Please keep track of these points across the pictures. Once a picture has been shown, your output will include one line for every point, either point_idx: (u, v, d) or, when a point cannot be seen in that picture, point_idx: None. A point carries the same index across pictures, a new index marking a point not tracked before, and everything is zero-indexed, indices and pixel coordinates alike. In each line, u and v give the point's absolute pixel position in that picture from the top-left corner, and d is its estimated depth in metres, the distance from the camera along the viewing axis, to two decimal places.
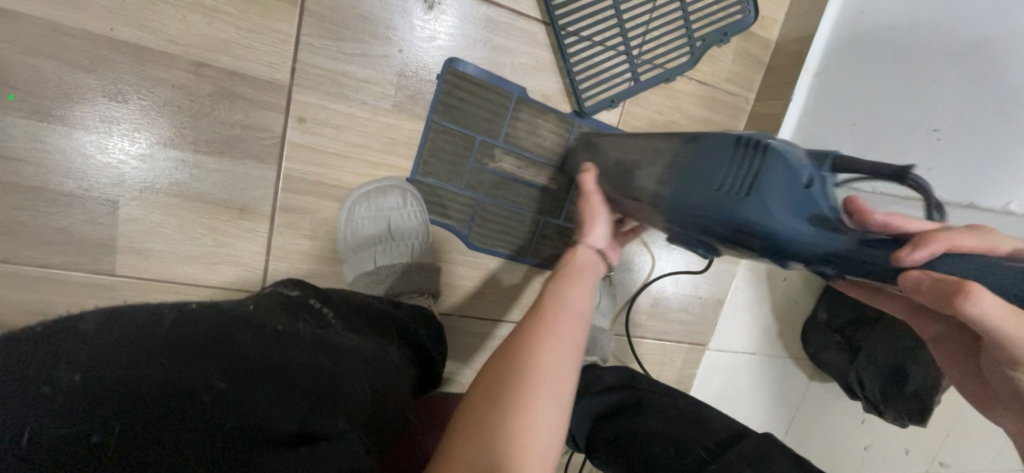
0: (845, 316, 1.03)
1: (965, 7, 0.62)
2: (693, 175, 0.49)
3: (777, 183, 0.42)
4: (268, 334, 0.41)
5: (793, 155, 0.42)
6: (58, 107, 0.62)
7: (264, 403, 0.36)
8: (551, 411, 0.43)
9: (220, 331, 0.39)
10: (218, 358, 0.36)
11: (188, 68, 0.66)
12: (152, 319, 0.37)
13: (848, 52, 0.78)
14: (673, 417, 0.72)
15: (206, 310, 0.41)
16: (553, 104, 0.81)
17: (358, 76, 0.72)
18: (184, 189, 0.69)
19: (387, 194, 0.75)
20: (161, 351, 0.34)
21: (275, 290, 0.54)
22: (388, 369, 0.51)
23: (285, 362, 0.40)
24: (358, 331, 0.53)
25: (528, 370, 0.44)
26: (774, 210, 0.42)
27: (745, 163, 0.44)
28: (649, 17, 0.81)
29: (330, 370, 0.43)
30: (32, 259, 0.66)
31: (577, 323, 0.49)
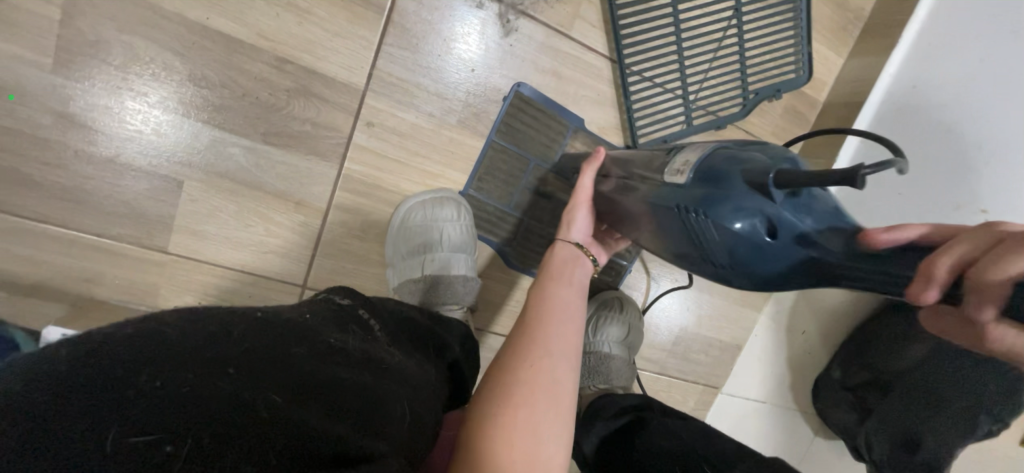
0: (860, 376, 1.04)
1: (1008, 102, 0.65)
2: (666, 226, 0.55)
3: (746, 242, 0.47)
4: (321, 349, 0.42)
5: (731, 210, 0.47)
6: (141, 84, 0.64)
7: (312, 420, 0.35)
8: (550, 421, 0.46)
9: (282, 344, 0.40)
10: (274, 371, 0.37)
11: (272, 62, 0.68)
12: (223, 327, 0.38)
13: (897, 123, 0.81)
14: (683, 438, 0.68)
15: (268, 323, 0.41)
16: (607, 136, 0.84)
17: (428, 89, 0.74)
18: (247, 177, 0.70)
19: (443, 206, 0.75)
20: (229, 362, 0.36)
21: (327, 297, 0.53)
22: (429, 392, 0.49)
23: (331, 380, 0.39)
24: (401, 349, 0.53)
25: (523, 380, 0.48)
26: (762, 268, 0.48)
27: (701, 232, 0.50)
28: (708, 66, 0.84)
29: (375, 389, 0.42)
30: (92, 227, 0.67)
31: (573, 320, 0.55)
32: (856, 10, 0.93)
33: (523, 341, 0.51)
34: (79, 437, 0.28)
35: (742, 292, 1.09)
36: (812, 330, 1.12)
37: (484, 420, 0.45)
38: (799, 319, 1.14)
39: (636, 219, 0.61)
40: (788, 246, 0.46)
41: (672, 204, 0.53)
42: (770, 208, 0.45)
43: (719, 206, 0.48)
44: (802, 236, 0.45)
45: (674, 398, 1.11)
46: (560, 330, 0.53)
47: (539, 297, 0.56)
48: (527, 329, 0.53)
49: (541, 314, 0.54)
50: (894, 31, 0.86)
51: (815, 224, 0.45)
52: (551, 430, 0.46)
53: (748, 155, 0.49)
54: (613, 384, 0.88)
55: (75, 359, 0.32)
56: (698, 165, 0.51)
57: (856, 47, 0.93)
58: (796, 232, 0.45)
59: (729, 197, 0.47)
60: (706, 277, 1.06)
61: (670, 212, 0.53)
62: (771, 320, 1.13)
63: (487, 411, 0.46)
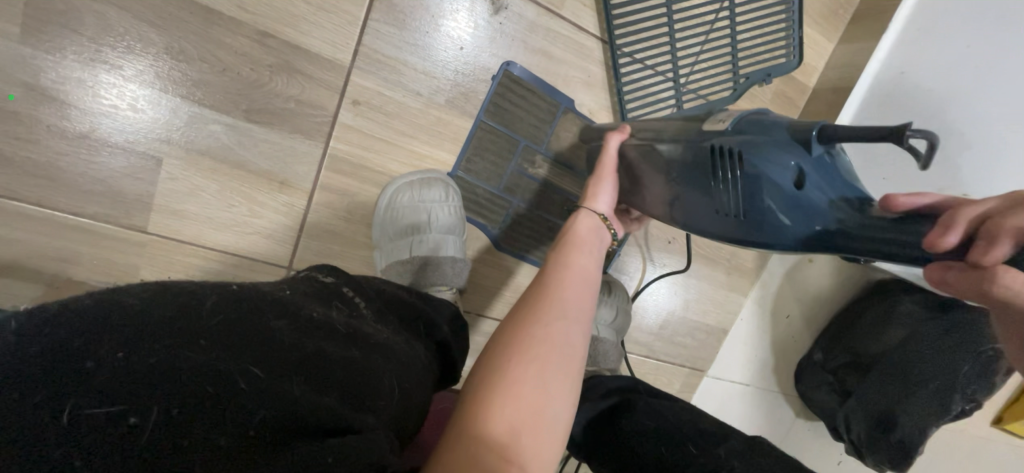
0: (839, 358, 1.07)
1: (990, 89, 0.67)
2: (692, 177, 0.56)
3: (768, 185, 0.49)
4: (305, 322, 0.40)
5: (769, 162, 0.48)
6: (116, 57, 0.62)
7: (296, 392, 0.34)
8: (557, 382, 0.45)
9: (261, 316, 0.37)
10: (251, 345, 0.35)
11: (254, 36, 0.65)
12: (195, 298, 0.35)
13: (884, 108, 0.80)
14: (669, 417, 0.69)
15: (248, 295, 0.39)
16: (597, 119, 0.83)
17: (415, 67, 0.72)
18: (230, 155, 0.69)
19: (431, 187, 0.74)
20: (201, 334, 0.33)
21: (309, 274, 0.52)
22: (417, 369, 0.48)
23: (317, 352, 0.38)
24: (386, 325, 0.51)
25: (530, 341, 0.46)
26: (781, 215, 0.49)
27: (735, 180, 0.51)
28: (699, 49, 0.84)
29: (362, 363, 0.40)
30: (67, 206, 0.65)
31: (583, 289, 0.53)
32: None
33: (535, 302, 0.50)
34: (35, 406, 0.27)
35: (728, 276, 1.10)
36: (795, 314, 1.15)
37: (490, 381, 0.44)
38: (783, 304, 1.15)
39: (654, 181, 0.62)
40: (808, 203, 0.48)
41: (704, 152, 0.54)
42: (802, 162, 0.47)
43: (760, 150, 0.49)
44: (821, 196, 0.47)
45: (660, 381, 1.12)
46: (565, 292, 0.51)
47: (556, 265, 0.54)
48: (542, 292, 0.51)
49: (556, 274, 0.53)
50: (885, 16, 0.86)
51: (834, 191, 0.47)
52: (558, 393, 0.45)
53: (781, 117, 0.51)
54: (600, 366, 0.88)
55: (26, 332, 0.29)
56: (738, 120, 0.53)
57: (847, 32, 0.93)
58: (816, 192, 0.47)
59: (769, 143, 0.49)
60: (694, 262, 1.07)
61: (702, 158, 0.54)
62: (756, 305, 1.14)
63: (494, 372, 0.44)
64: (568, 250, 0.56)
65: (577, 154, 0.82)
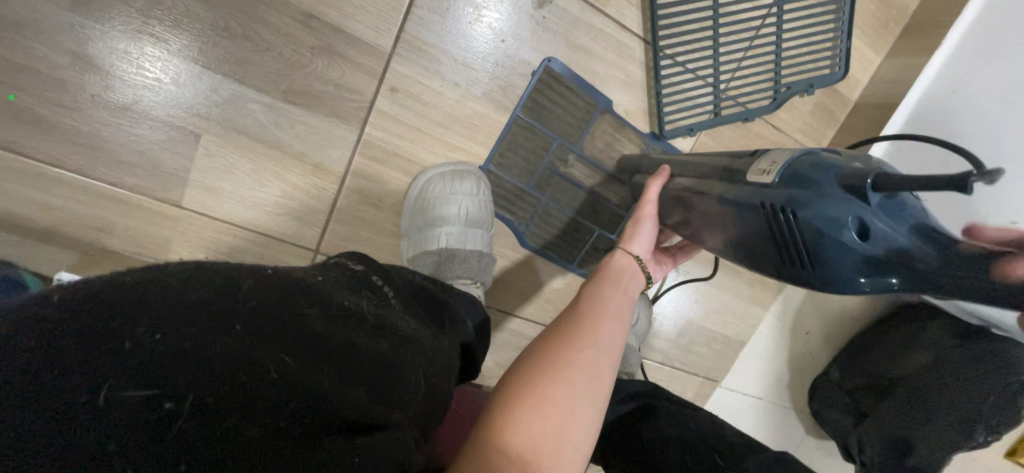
0: (857, 380, 1.06)
1: None
2: (739, 212, 0.52)
3: (829, 240, 0.44)
4: (335, 310, 0.39)
5: (824, 204, 0.44)
6: (162, 30, 0.62)
7: (325, 385, 0.33)
8: (583, 406, 0.44)
9: (294, 302, 0.36)
10: (285, 331, 0.34)
11: (298, 17, 0.65)
12: (229, 280, 0.34)
13: (934, 128, 0.78)
14: (693, 428, 0.68)
15: (279, 277, 0.38)
16: (633, 121, 0.81)
17: (455, 57, 0.72)
18: (266, 135, 0.69)
19: (463, 179, 0.74)
20: (235, 319, 0.32)
21: (339, 263, 0.48)
22: (447, 363, 0.46)
23: (347, 344, 0.37)
24: (416, 315, 0.49)
25: (565, 360, 0.45)
26: (853, 270, 0.44)
27: (784, 221, 0.47)
28: (743, 55, 0.82)
29: (390, 357, 0.39)
30: (105, 176, 0.66)
31: (616, 320, 0.51)
32: (899, 8, 0.90)
33: (572, 324, 0.50)
34: (67, 386, 0.26)
35: (750, 289, 1.09)
36: (816, 331, 1.13)
37: (520, 396, 0.43)
38: (804, 319, 1.14)
39: (709, 222, 0.58)
40: (871, 252, 0.43)
41: (752, 203, 0.50)
42: (862, 209, 0.42)
43: (811, 205, 0.45)
44: (894, 241, 0.42)
45: (673, 389, 1.11)
46: (599, 319, 0.50)
47: (591, 295, 0.53)
48: (576, 317, 0.50)
49: (588, 301, 0.53)
50: (939, 32, 0.83)
51: (903, 234, 0.42)
52: (582, 419, 0.43)
53: (835, 159, 0.46)
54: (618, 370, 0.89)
55: (68, 301, 0.28)
56: (783, 167, 0.49)
57: (896, 46, 0.90)
58: (884, 237, 0.42)
59: (819, 196, 0.44)
60: (717, 272, 1.05)
61: (750, 209, 0.51)
62: (775, 319, 1.13)
63: (523, 387, 0.43)
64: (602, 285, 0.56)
65: (610, 155, 0.81)
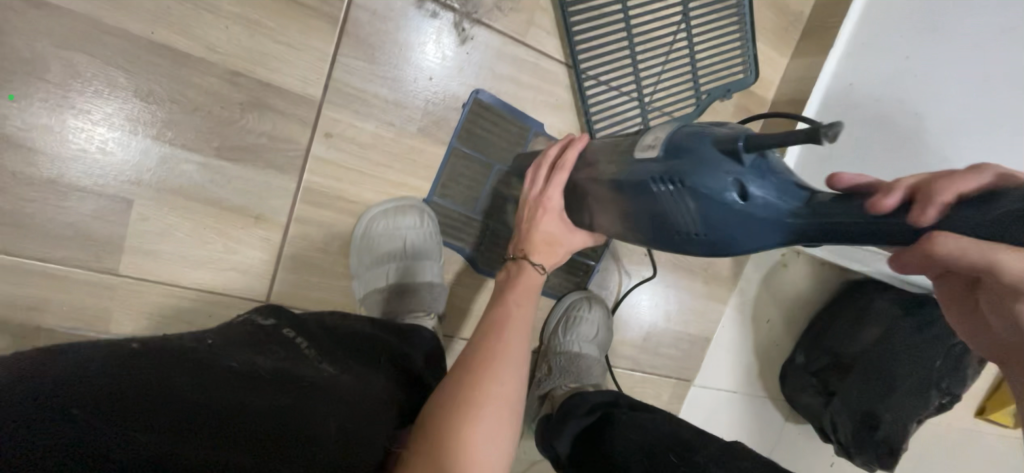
0: (822, 361, 1.09)
1: (938, 78, 0.69)
2: (636, 203, 0.57)
3: (713, 202, 0.50)
4: (218, 375, 0.42)
5: (711, 179, 0.49)
6: (83, 101, 0.62)
7: (192, 453, 0.36)
8: (508, 384, 0.57)
9: (165, 377, 0.40)
10: (148, 407, 0.37)
11: (223, 75, 0.66)
12: (91, 368, 0.38)
13: (839, 115, 0.85)
14: (651, 430, 0.69)
15: (145, 354, 0.41)
16: (566, 139, 0.86)
17: (387, 98, 0.74)
18: (202, 193, 0.69)
19: (406, 214, 0.76)
20: (78, 404, 0.35)
21: (249, 319, 0.55)
22: (360, 401, 0.50)
23: (230, 405, 0.40)
24: (333, 360, 0.53)
25: (490, 390, 0.55)
26: (740, 225, 0.50)
27: (678, 201, 0.52)
28: (661, 68, 0.87)
29: (284, 407, 0.43)
30: (35, 252, 0.64)
31: (525, 308, 0.66)
32: (795, 13, 0.98)
33: (490, 355, 0.58)
34: None
35: (707, 286, 1.12)
36: (775, 318, 1.17)
37: (457, 390, 0.55)
38: (763, 308, 1.17)
39: (604, 205, 0.63)
40: (762, 207, 0.49)
41: (642, 179, 0.55)
42: (737, 170, 0.48)
43: (695, 173, 0.50)
44: (769, 200, 0.49)
45: (648, 394, 1.13)
46: (513, 317, 0.64)
47: (504, 302, 0.66)
48: (496, 314, 0.64)
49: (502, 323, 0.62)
50: (831, 33, 0.91)
51: (777, 188, 0.49)
52: (510, 396, 0.56)
53: (709, 129, 0.52)
54: (584, 383, 0.88)
55: None
56: (666, 140, 0.54)
57: (799, 47, 0.98)
58: (763, 196, 0.48)
59: (700, 162, 0.50)
60: (673, 273, 1.08)
61: (636, 183, 0.56)
62: (736, 312, 1.16)
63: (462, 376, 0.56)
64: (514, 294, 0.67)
65: None
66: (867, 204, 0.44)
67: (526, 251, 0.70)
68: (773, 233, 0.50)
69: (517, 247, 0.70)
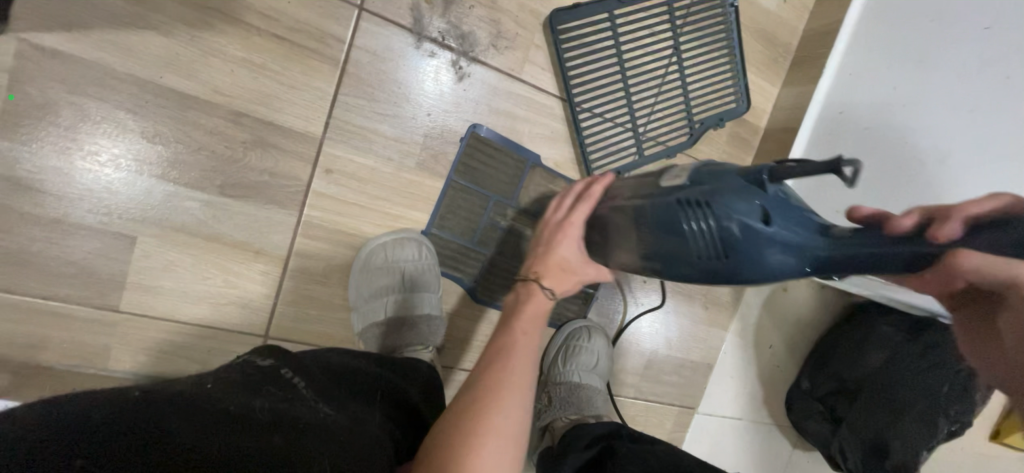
0: (827, 386, 1.08)
1: (926, 104, 0.71)
2: (663, 229, 0.59)
3: (744, 226, 0.53)
4: (212, 420, 0.41)
5: (736, 205, 0.53)
6: (92, 144, 0.64)
7: None
8: (513, 409, 0.55)
9: (155, 423, 0.39)
10: (138, 454, 0.36)
11: (227, 116, 0.68)
12: (77, 418, 0.37)
13: (831, 144, 0.86)
14: (652, 465, 0.68)
15: (140, 401, 0.41)
16: (563, 170, 0.87)
17: (386, 134, 0.76)
18: (205, 229, 0.70)
19: (404, 247, 0.77)
20: (74, 456, 0.34)
21: (247, 361, 0.55)
22: (360, 440, 0.49)
23: (225, 448, 0.39)
24: (331, 402, 0.53)
25: (490, 420, 0.53)
26: (761, 252, 0.54)
27: (705, 225, 0.56)
28: (655, 100, 0.89)
29: (281, 449, 0.42)
30: (38, 291, 0.65)
31: (531, 328, 0.64)
32: (784, 44, 1.00)
33: (491, 382, 0.56)
34: None
35: (708, 311, 1.12)
36: (778, 344, 1.15)
37: (458, 424, 0.52)
38: (766, 333, 1.16)
39: (621, 235, 0.66)
40: (785, 234, 0.53)
41: (670, 204, 0.58)
42: (763, 199, 0.53)
43: (724, 196, 0.54)
44: (788, 231, 0.53)
45: (651, 422, 1.11)
46: (513, 342, 0.61)
47: (505, 326, 0.64)
48: (499, 339, 0.62)
49: (504, 350, 0.60)
50: (819, 63, 0.94)
51: (794, 221, 0.53)
52: (515, 418, 0.55)
53: (729, 167, 0.58)
54: (585, 413, 0.88)
55: None
56: (692, 174, 0.59)
57: (788, 76, 1.00)
58: (783, 226, 0.53)
59: (729, 189, 0.54)
60: (673, 299, 1.08)
61: (666, 210, 0.58)
62: (738, 337, 1.15)
63: (460, 413, 0.53)
64: (519, 321, 0.64)
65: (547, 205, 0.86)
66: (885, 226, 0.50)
67: (539, 273, 0.68)
68: (790, 260, 0.54)
69: (529, 268, 0.69)
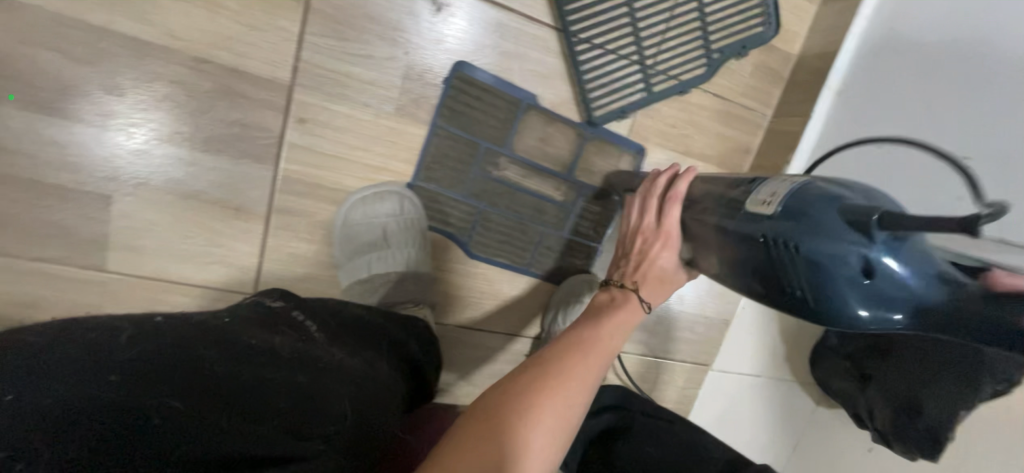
0: (857, 342, 0.95)
1: (1003, 16, 0.59)
2: (746, 257, 0.52)
3: (837, 276, 0.44)
4: (241, 354, 0.43)
5: (840, 254, 0.43)
6: (54, 99, 0.61)
7: (217, 428, 0.37)
8: (579, 390, 0.49)
9: (193, 348, 0.41)
10: (178, 374, 0.39)
11: (187, 63, 0.64)
12: (109, 334, 0.40)
13: (876, 69, 0.75)
14: (672, 442, 0.68)
15: (171, 328, 0.43)
16: (562, 112, 0.79)
17: (362, 78, 0.69)
18: (180, 187, 0.67)
19: (384, 201, 0.73)
20: (114, 370, 0.37)
21: (257, 301, 0.54)
22: (376, 385, 0.50)
23: (253, 382, 0.41)
24: (343, 346, 0.53)
25: (553, 393, 0.47)
26: (860, 307, 0.44)
27: (794, 266, 0.47)
28: (665, 27, 0.77)
29: (308, 390, 0.43)
30: (26, 252, 0.65)
31: (615, 333, 0.55)
32: None
33: (566, 360, 0.50)
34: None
35: None
36: None
37: (522, 380, 0.48)
38: None
39: (708, 245, 0.57)
40: (891, 289, 0.43)
41: (754, 234, 0.50)
42: (868, 248, 0.43)
43: (814, 239, 0.45)
44: (906, 281, 0.42)
45: (663, 379, 1.08)
46: (603, 334, 0.54)
47: (592, 312, 0.58)
48: (585, 322, 0.56)
49: (583, 337, 0.53)
50: None
51: (915, 271, 0.42)
52: (576, 400, 0.49)
53: (837, 192, 0.46)
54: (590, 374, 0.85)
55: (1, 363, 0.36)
56: (785, 196, 0.49)
57: None
58: (894, 275, 0.42)
59: (818, 229, 0.45)
60: None
61: (749, 240, 0.51)
62: None
63: (530, 373, 0.49)
64: (608, 316, 0.57)
65: (544, 152, 0.78)
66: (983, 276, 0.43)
67: (636, 282, 0.60)
68: (908, 305, 0.43)
69: (623, 278, 0.62)
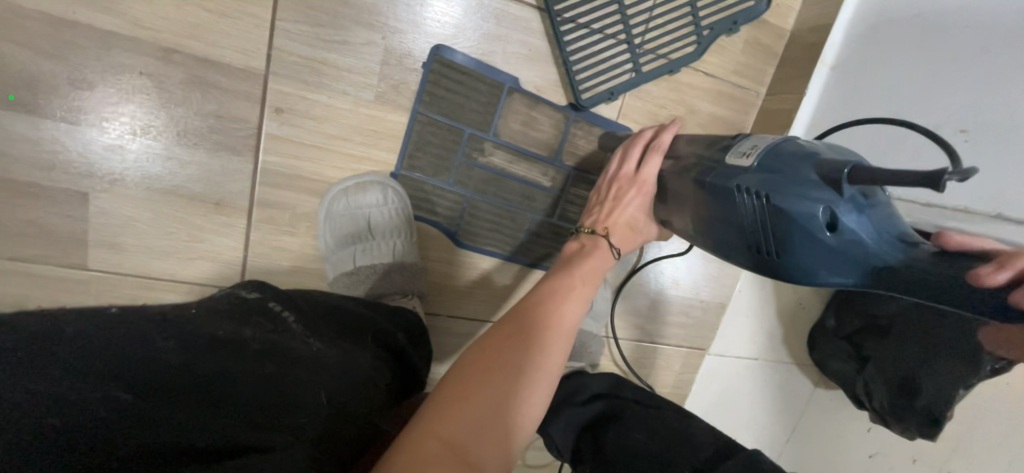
0: (854, 322, 0.95)
1: None
2: (719, 212, 0.56)
3: (800, 225, 0.48)
4: (204, 345, 0.42)
5: (802, 205, 0.48)
6: (22, 95, 0.60)
7: (179, 418, 0.36)
8: (550, 351, 0.52)
9: (147, 339, 0.40)
10: (134, 368, 0.37)
11: (157, 54, 0.62)
12: (55, 329, 0.38)
13: (870, 41, 0.72)
14: (661, 431, 0.67)
15: (126, 320, 0.41)
16: (546, 95, 0.77)
17: (338, 64, 0.68)
18: (157, 182, 0.66)
19: (366, 191, 0.72)
20: (62, 370, 0.35)
21: (231, 293, 0.53)
22: (350, 373, 0.50)
23: (217, 372, 0.40)
24: (320, 337, 0.52)
25: (530, 358, 0.50)
26: (810, 258, 0.49)
27: (761, 218, 0.51)
28: (653, 3, 0.75)
29: (274, 379, 0.42)
30: (4, 252, 0.64)
31: (587, 282, 0.59)
32: None
33: (539, 323, 0.53)
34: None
35: None
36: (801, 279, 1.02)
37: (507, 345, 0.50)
38: None
39: (682, 201, 0.62)
40: (842, 244, 0.47)
41: (728, 186, 0.54)
42: (837, 201, 0.47)
43: (783, 190, 0.49)
44: (859, 237, 0.47)
45: (659, 365, 1.07)
46: (572, 290, 0.57)
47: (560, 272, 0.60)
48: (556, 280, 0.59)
49: (556, 294, 0.57)
50: None
51: (871, 228, 0.47)
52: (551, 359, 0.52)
53: (813, 150, 0.50)
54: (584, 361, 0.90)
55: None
56: (764, 151, 0.53)
57: None
58: (853, 230, 0.46)
59: (790, 181, 0.49)
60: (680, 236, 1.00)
61: (724, 193, 0.54)
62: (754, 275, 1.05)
63: (512, 335, 0.51)
64: (576, 270, 0.60)
65: (530, 136, 0.77)
66: (967, 273, 0.44)
67: (607, 229, 0.65)
68: (859, 258, 0.47)
69: (596, 223, 0.66)
